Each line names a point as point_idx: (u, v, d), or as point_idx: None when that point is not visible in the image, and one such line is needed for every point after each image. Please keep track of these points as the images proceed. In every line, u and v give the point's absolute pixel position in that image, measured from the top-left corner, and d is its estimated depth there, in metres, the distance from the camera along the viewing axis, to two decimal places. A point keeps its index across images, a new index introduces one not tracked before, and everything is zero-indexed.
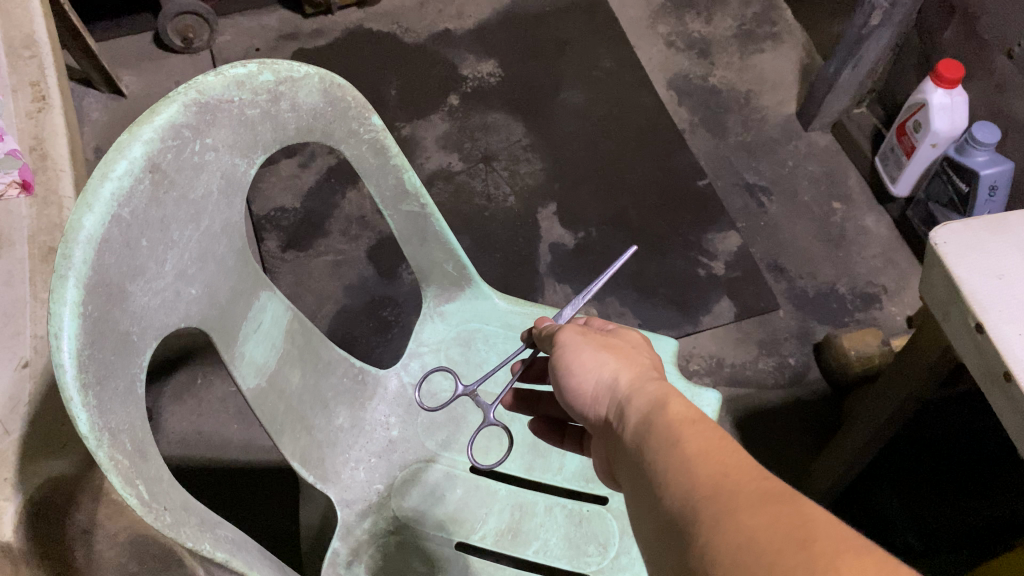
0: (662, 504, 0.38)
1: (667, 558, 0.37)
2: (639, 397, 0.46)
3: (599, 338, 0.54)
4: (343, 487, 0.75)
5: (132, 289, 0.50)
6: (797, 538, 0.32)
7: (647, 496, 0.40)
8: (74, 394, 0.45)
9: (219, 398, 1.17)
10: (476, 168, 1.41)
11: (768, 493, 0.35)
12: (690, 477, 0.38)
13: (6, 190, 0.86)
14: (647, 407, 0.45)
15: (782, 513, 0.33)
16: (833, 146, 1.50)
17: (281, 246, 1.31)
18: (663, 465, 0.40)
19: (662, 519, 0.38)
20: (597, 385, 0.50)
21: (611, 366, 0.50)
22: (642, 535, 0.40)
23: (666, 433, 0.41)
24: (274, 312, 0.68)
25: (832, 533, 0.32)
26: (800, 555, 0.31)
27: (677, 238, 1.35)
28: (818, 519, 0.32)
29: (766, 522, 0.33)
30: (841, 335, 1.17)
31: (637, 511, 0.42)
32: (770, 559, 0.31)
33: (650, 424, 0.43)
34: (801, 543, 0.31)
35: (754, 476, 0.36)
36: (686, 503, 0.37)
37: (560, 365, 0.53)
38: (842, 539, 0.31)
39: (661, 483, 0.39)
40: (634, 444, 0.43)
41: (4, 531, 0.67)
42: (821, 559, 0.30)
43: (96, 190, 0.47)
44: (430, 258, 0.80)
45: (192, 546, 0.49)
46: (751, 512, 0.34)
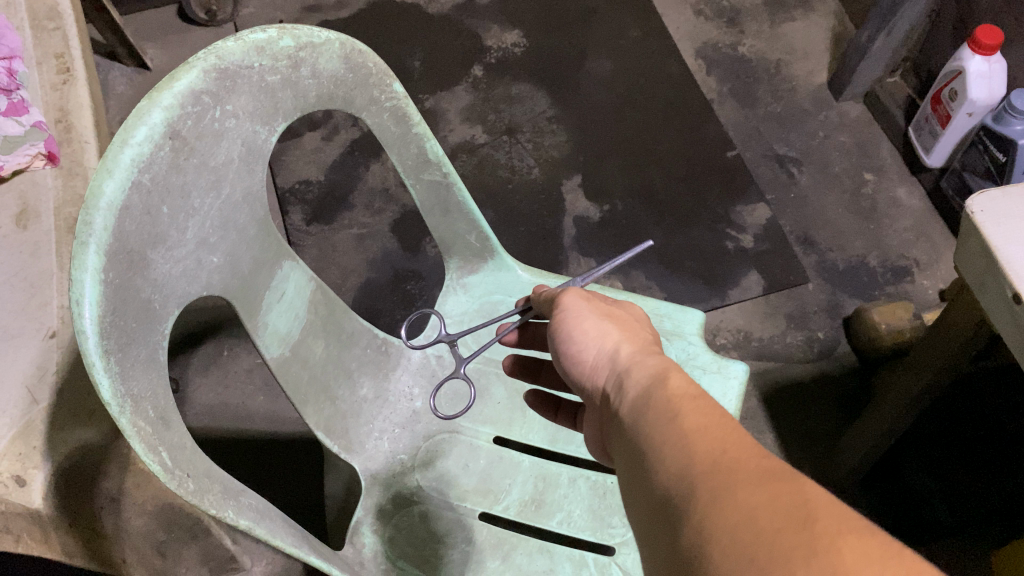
0: (656, 479, 0.38)
1: (659, 534, 0.36)
2: (640, 369, 0.45)
3: (601, 308, 0.54)
4: (367, 456, 0.75)
5: (153, 257, 0.50)
6: (799, 517, 0.31)
7: (641, 471, 0.39)
8: (97, 360, 0.45)
9: (245, 370, 1.18)
10: (500, 140, 1.40)
11: (768, 471, 0.34)
12: (687, 452, 0.37)
13: (32, 162, 0.86)
14: (646, 379, 0.44)
15: (783, 491, 0.32)
16: (866, 116, 1.47)
17: (305, 220, 1.31)
18: (659, 439, 0.39)
19: (655, 494, 0.37)
20: (595, 356, 0.49)
21: (612, 338, 0.50)
22: (634, 510, 0.40)
23: (664, 408, 0.41)
24: (298, 282, 0.67)
25: (836, 512, 0.31)
26: (802, 535, 0.30)
27: (704, 210, 1.33)
28: (821, 498, 0.31)
29: (768, 499, 0.32)
30: (871, 307, 1.14)
31: (629, 486, 0.41)
32: (769, 540, 0.30)
33: (649, 398, 0.42)
34: (801, 523, 0.30)
35: (753, 453, 0.35)
36: (683, 479, 0.36)
37: (558, 335, 0.52)
38: (845, 519, 0.30)
39: (657, 457, 0.38)
40: (631, 417, 0.43)
41: (32, 498, 0.68)
42: (823, 540, 0.29)
43: (116, 156, 0.46)
44: (452, 228, 0.79)
45: (215, 513, 0.49)
46: (750, 490, 0.33)
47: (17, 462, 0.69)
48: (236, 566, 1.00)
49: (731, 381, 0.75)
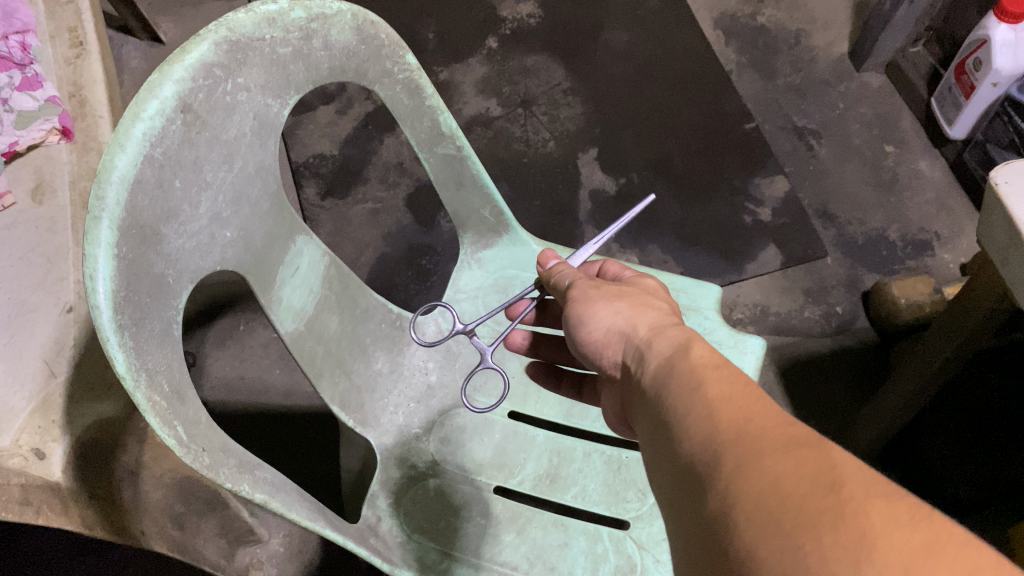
0: (681, 449, 0.37)
1: (684, 502, 0.36)
2: (660, 340, 0.45)
3: (614, 287, 0.53)
4: (383, 431, 0.76)
5: (167, 232, 0.50)
6: (826, 482, 0.30)
7: (666, 442, 0.39)
8: (111, 335, 0.45)
9: (261, 345, 1.19)
10: (516, 113, 1.39)
11: (794, 437, 0.33)
12: (712, 422, 0.36)
13: (46, 137, 0.87)
14: (668, 351, 0.44)
15: (808, 458, 0.32)
16: (887, 87, 1.44)
17: (320, 194, 1.31)
18: (684, 409, 0.39)
19: (680, 464, 0.37)
20: (611, 331, 0.49)
21: (627, 312, 0.49)
22: (658, 481, 0.40)
23: (687, 378, 0.40)
24: (311, 257, 0.67)
25: (862, 478, 0.30)
26: (829, 499, 0.29)
27: (722, 182, 1.31)
28: (848, 463, 0.31)
29: (793, 465, 0.32)
30: (891, 283, 1.12)
31: (653, 457, 0.41)
32: (794, 506, 0.30)
33: (670, 370, 0.42)
34: (828, 488, 0.30)
35: (778, 422, 0.35)
36: (707, 447, 0.36)
37: (574, 312, 0.52)
38: (872, 484, 0.30)
39: (681, 426, 0.38)
40: (653, 388, 0.42)
41: (52, 471, 0.68)
42: (850, 506, 0.29)
43: (128, 130, 0.46)
44: (466, 203, 0.78)
45: (231, 487, 0.50)
46: (775, 457, 0.32)
47: (37, 435, 0.70)
48: (253, 538, 1.01)
49: (748, 356, 0.75)
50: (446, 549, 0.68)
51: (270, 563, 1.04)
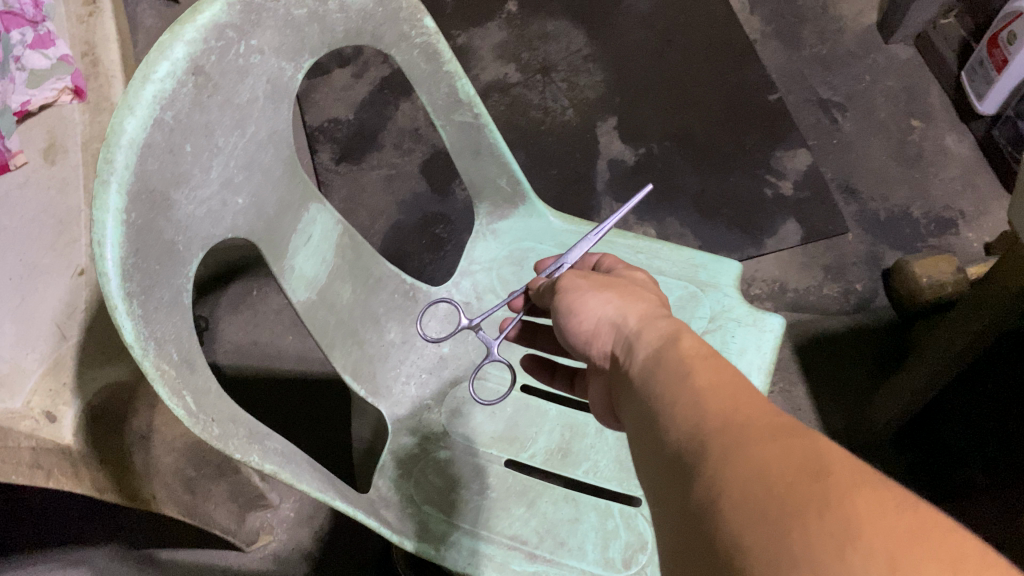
0: (668, 440, 0.36)
1: (671, 492, 0.35)
2: (649, 331, 0.44)
3: (602, 280, 0.53)
4: (394, 401, 0.75)
5: (177, 198, 0.49)
6: (812, 469, 0.29)
7: (653, 433, 0.38)
8: (119, 303, 0.44)
9: (274, 310, 1.18)
10: (534, 79, 1.36)
11: (781, 427, 0.32)
12: (699, 411, 0.35)
13: (58, 96, 0.86)
14: (657, 341, 0.43)
15: (795, 445, 0.31)
16: (915, 60, 1.41)
17: (334, 159, 1.30)
18: (671, 399, 0.38)
19: (666, 455, 0.36)
20: (601, 321, 0.48)
21: (617, 302, 0.49)
22: (645, 473, 0.38)
23: (675, 369, 0.39)
24: (324, 225, 0.66)
25: (849, 465, 0.29)
26: (815, 486, 0.28)
27: (743, 154, 1.29)
28: (834, 450, 0.30)
29: (779, 453, 0.31)
30: (913, 261, 1.09)
31: (641, 447, 0.40)
32: (781, 493, 0.29)
33: (659, 360, 0.41)
34: (814, 474, 0.29)
35: (766, 410, 0.34)
36: (694, 437, 0.35)
37: (564, 304, 0.51)
38: (859, 470, 0.29)
39: (668, 417, 0.37)
40: (640, 379, 0.41)
41: (62, 434, 0.67)
42: (836, 492, 0.28)
43: (137, 92, 0.45)
44: (482, 172, 0.77)
45: (240, 458, 0.49)
46: (761, 444, 0.31)
47: (48, 398, 0.69)
48: (265, 502, 1.01)
49: (767, 335, 0.73)
50: (455, 522, 0.68)
51: (281, 528, 1.05)
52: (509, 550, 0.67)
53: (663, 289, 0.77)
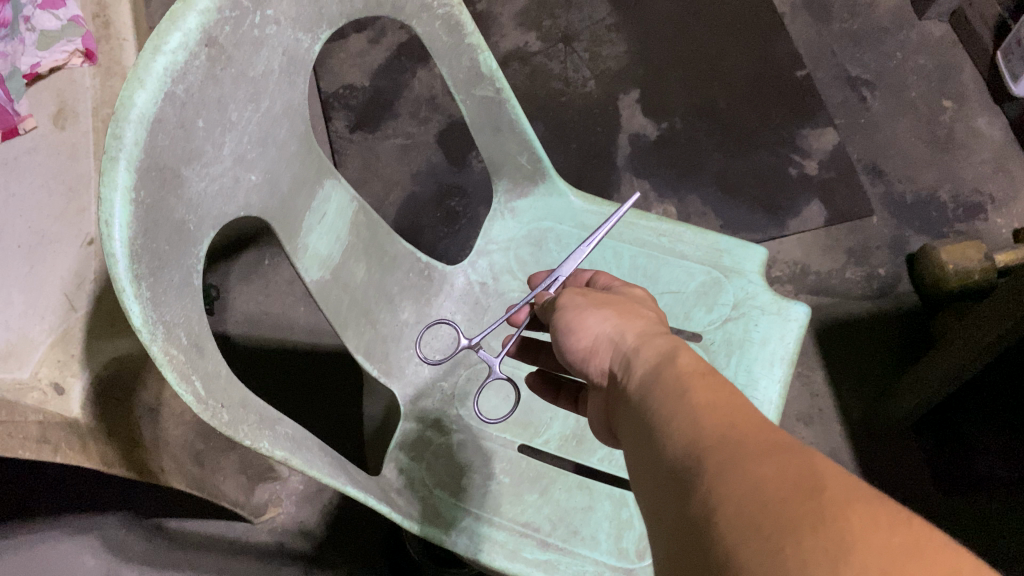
0: (663, 455, 0.35)
1: (664, 510, 0.33)
2: (648, 347, 0.42)
3: (600, 298, 0.51)
4: (407, 382, 0.74)
5: (188, 174, 0.47)
6: (806, 486, 0.28)
7: (648, 448, 0.36)
8: (127, 286, 0.42)
9: (286, 281, 1.17)
10: (555, 49, 1.33)
11: (777, 445, 0.31)
12: (695, 427, 0.34)
13: (69, 59, 0.83)
14: (655, 357, 0.41)
15: (790, 463, 0.29)
16: (949, 37, 1.37)
17: (349, 126, 1.27)
18: (667, 414, 0.36)
19: (661, 470, 0.34)
20: (598, 338, 0.46)
21: (615, 319, 0.47)
22: (639, 488, 0.37)
23: (672, 384, 0.37)
24: (339, 202, 0.64)
25: (845, 482, 0.28)
26: (810, 504, 0.27)
27: (768, 132, 1.26)
28: (830, 467, 0.29)
29: (775, 470, 0.29)
30: (939, 248, 1.06)
31: (636, 463, 0.38)
32: (774, 509, 0.27)
33: (656, 375, 0.39)
34: (808, 492, 0.27)
35: (762, 428, 0.32)
36: (689, 451, 0.33)
37: (562, 321, 0.49)
38: (855, 488, 0.27)
39: (664, 432, 0.35)
40: (638, 395, 0.39)
41: (71, 407, 0.65)
42: (831, 509, 0.26)
43: (148, 64, 0.43)
44: (502, 149, 0.74)
45: (250, 444, 0.48)
46: (756, 461, 0.30)
47: (56, 369, 0.67)
48: (273, 475, 1.01)
49: (791, 325, 0.71)
50: (467, 506, 0.67)
51: (290, 501, 1.04)
52: (521, 537, 0.65)
53: (685, 274, 0.74)
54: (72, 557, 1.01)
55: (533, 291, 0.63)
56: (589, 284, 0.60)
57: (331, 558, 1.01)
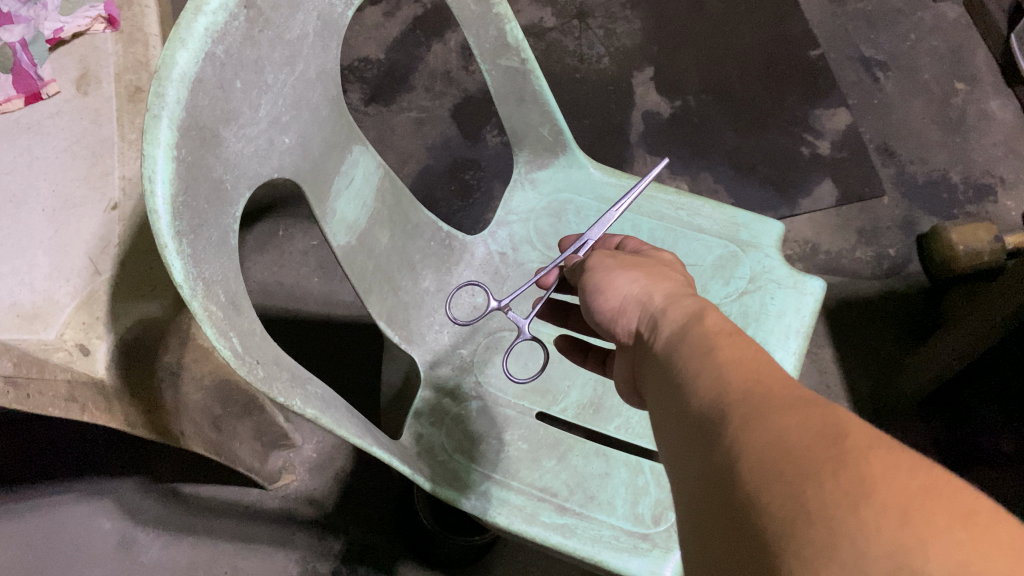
0: (690, 409, 0.35)
1: (690, 460, 0.34)
2: (675, 308, 0.43)
3: (630, 261, 0.52)
4: (427, 349, 0.75)
5: (226, 135, 0.48)
6: (829, 435, 0.29)
7: (675, 402, 0.37)
8: (169, 243, 0.43)
9: (300, 252, 1.18)
10: (571, 25, 1.32)
11: (803, 396, 0.32)
12: (721, 381, 0.35)
13: (92, 25, 0.81)
14: (682, 318, 0.42)
15: (814, 413, 0.30)
16: (963, 20, 1.39)
17: (364, 99, 1.27)
18: (693, 370, 0.37)
19: (687, 422, 0.35)
20: (626, 300, 0.47)
21: (643, 282, 0.47)
22: (665, 441, 0.38)
23: (699, 343, 0.38)
24: (366, 167, 0.65)
25: (867, 430, 0.29)
26: (831, 451, 0.28)
27: (782, 112, 1.26)
28: (853, 416, 0.29)
29: (798, 420, 0.30)
30: (950, 227, 1.07)
31: (661, 417, 0.39)
32: (798, 456, 0.28)
33: (684, 334, 0.40)
34: (831, 440, 0.28)
35: (787, 382, 0.33)
36: (716, 404, 0.34)
37: (591, 283, 0.50)
38: (877, 436, 0.28)
39: (691, 386, 0.36)
40: (665, 353, 0.40)
41: (95, 367, 0.65)
42: (851, 456, 0.27)
43: (189, 24, 0.43)
44: (525, 119, 0.75)
45: (283, 401, 0.49)
46: (781, 411, 0.31)
47: (81, 331, 0.66)
48: (288, 442, 1.02)
49: (807, 298, 0.72)
50: (487, 470, 0.67)
51: (303, 468, 1.06)
52: (539, 502, 0.66)
53: (703, 247, 0.75)
54: (88, 520, 1.02)
55: (562, 255, 0.65)
56: (619, 247, 0.61)
57: (344, 525, 1.03)
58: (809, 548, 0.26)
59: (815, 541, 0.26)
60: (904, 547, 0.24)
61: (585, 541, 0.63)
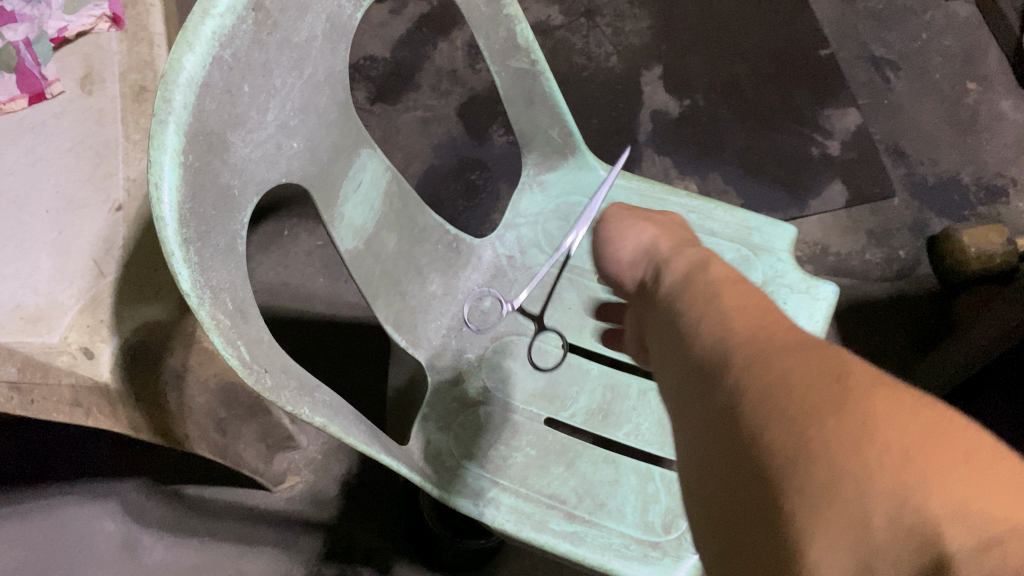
0: (692, 352, 0.37)
1: (691, 400, 0.35)
2: (684, 264, 0.44)
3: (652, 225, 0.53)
4: (434, 353, 0.74)
5: (233, 139, 0.47)
6: (833, 374, 0.30)
7: (677, 348, 0.38)
8: (176, 250, 0.42)
9: (305, 252, 1.17)
10: (578, 23, 1.31)
11: (806, 342, 0.33)
12: (727, 328, 0.36)
13: (96, 23, 0.80)
14: (691, 272, 0.43)
15: (819, 356, 0.31)
16: (975, 19, 1.38)
17: (369, 98, 1.26)
18: (699, 319, 0.38)
19: (690, 366, 0.36)
20: (641, 258, 0.49)
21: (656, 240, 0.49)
22: (665, 386, 0.39)
23: (707, 294, 0.39)
24: (374, 171, 0.64)
25: (870, 372, 0.30)
26: (835, 388, 0.29)
27: (792, 112, 1.25)
28: (857, 360, 0.31)
29: (800, 363, 0.31)
30: (961, 230, 1.06)
31: (663, 363, 0.40)
32: (802, 393, 0.29)
33: (692, 287, 0.41)
34: (835, 379, 0.29)
35: (791, 330, 0.34)
36: (721, 348, 0.35)
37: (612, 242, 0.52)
38: (880, 378, 0.29)
39: (696, 333, 0.37)
40: (672, 303, 0.42)
41: (100, 371, 0.65)
42: (854, 393, 0.28)
43: (197, 28, 0.42)
44: (534, 121, 0.74)
45: (291, 410, 0.48)
46: (787, 354, 0.32)
47: (85, 334, 0.66)
48: (293, 444, 1.01)
49: (820, 304, 0.71)
50: (493, 477, 0.67)
51: (308, 470, 1.05)
52: (548, 509, 0.65)
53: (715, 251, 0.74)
54: (92, 521, 1.02)
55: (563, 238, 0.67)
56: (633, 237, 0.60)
57: (349, 528, 1.02)
58: (811, 484, 0.27)
59: (819, 475, 0.27)
60: (904, 482, 0.25)
61: (595, 550, 0.62)
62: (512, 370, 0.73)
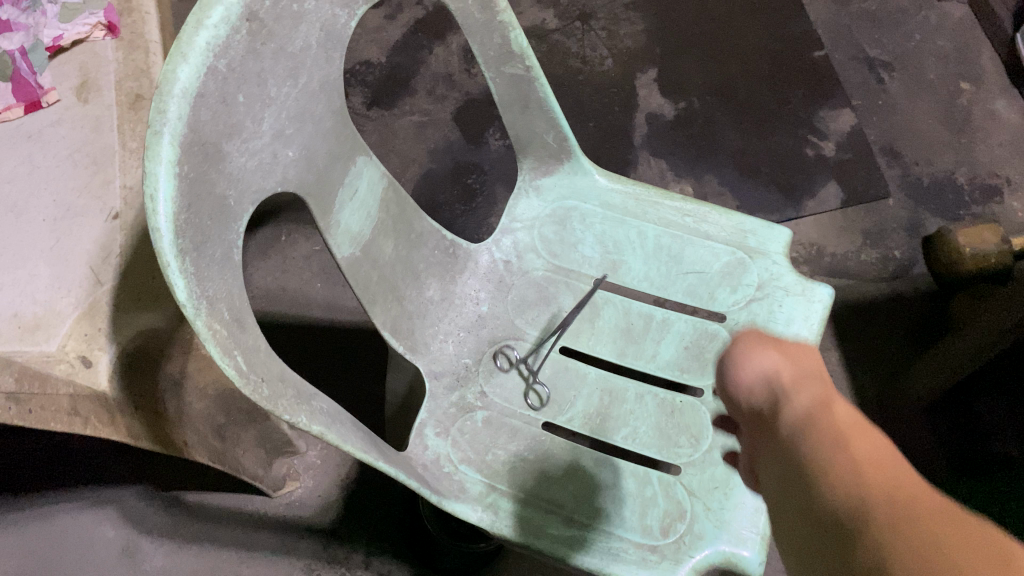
0: (822, 500, 0.37)
1: (822, 550, 0.36)
2: (803, 401, 0.45)
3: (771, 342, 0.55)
4: (432, 358, 0.74)
5: (229, 149, 0.47)
6: (975, 536, 0.30)
7: (806, 492, 0.39)
8: (171, 260, 0.42)
9: (303, 257, 1.17)
10: (573, 26, 1.32)
11: (943, 500, 0.33)
12: (859, 478, 0.36)
13: (92, 32, 0.80)
14: (814, 409, 0.44)
15: (957, 515, 0.32)
16: (969, 19, 1.38)
17: (365, 103, 1.26)
18: (826, 465, 0.39)
19: (819, 515, 0.37)
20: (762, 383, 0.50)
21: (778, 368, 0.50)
22: (792, 533, 0.39)
23: (835, 438, 0.40)
24: (370, 178, 0.64)
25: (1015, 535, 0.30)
26: (978, 549, 0.29)
27: (787, 113, 1.26)
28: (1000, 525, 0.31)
29: (942, 520, 0.31)
30: (955, 230, 1.05)
31: (788, 507, 0.41)
32: (942, 551, 0.30)
33: (817, 426, 0.42)
34: (979, 541, 0.30)
35: (925, 486, 0.35)
36: (853, 500, 0.35)
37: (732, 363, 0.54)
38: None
39: (825, 480, 0.38)
40: (795, 440, 0.43)
41: (99, 381, 0.63)
42: (999, 557, 0.29)
43: (191, 39, 0.42)
44: (530, 126, 0.74)
45: (289, 419, 0.48)
46: (925, 512, 0.32)
47: (83, 343, 0.65)
48: (292, 449, 1.01)
49: (816, 306, 0.71)
50: (491, 481, 0.66)
51: (308, 475, 1.05)
52: (547, 514, 0.64)
53: (710, 255, 0.75)
54: (93, 528, 1.02)
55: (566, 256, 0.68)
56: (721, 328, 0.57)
57: (349, 533, 1.02)
58: None
59: None
60: None
61: (592, 554, 0.62)
62: (510, 376, 0.73)
